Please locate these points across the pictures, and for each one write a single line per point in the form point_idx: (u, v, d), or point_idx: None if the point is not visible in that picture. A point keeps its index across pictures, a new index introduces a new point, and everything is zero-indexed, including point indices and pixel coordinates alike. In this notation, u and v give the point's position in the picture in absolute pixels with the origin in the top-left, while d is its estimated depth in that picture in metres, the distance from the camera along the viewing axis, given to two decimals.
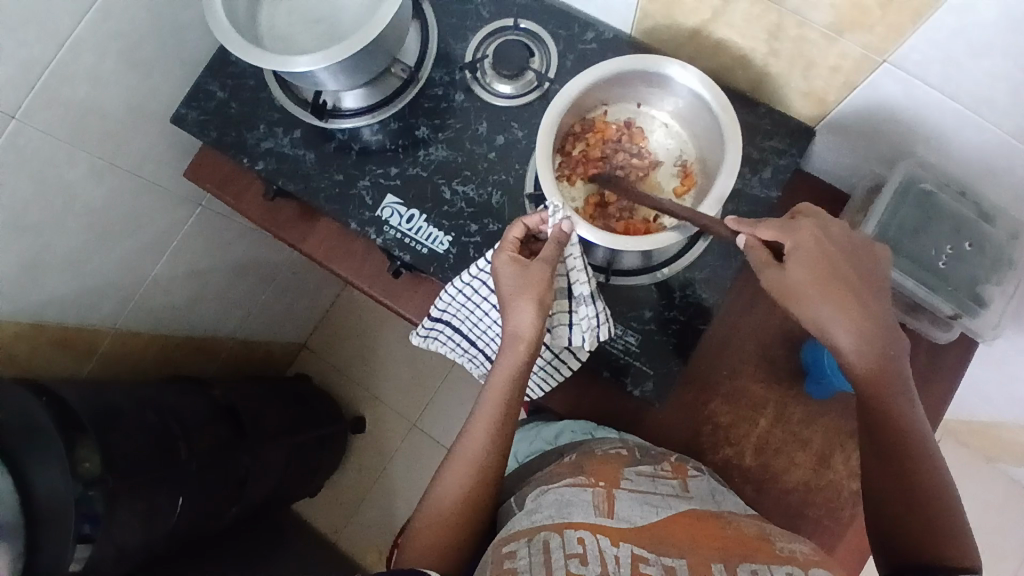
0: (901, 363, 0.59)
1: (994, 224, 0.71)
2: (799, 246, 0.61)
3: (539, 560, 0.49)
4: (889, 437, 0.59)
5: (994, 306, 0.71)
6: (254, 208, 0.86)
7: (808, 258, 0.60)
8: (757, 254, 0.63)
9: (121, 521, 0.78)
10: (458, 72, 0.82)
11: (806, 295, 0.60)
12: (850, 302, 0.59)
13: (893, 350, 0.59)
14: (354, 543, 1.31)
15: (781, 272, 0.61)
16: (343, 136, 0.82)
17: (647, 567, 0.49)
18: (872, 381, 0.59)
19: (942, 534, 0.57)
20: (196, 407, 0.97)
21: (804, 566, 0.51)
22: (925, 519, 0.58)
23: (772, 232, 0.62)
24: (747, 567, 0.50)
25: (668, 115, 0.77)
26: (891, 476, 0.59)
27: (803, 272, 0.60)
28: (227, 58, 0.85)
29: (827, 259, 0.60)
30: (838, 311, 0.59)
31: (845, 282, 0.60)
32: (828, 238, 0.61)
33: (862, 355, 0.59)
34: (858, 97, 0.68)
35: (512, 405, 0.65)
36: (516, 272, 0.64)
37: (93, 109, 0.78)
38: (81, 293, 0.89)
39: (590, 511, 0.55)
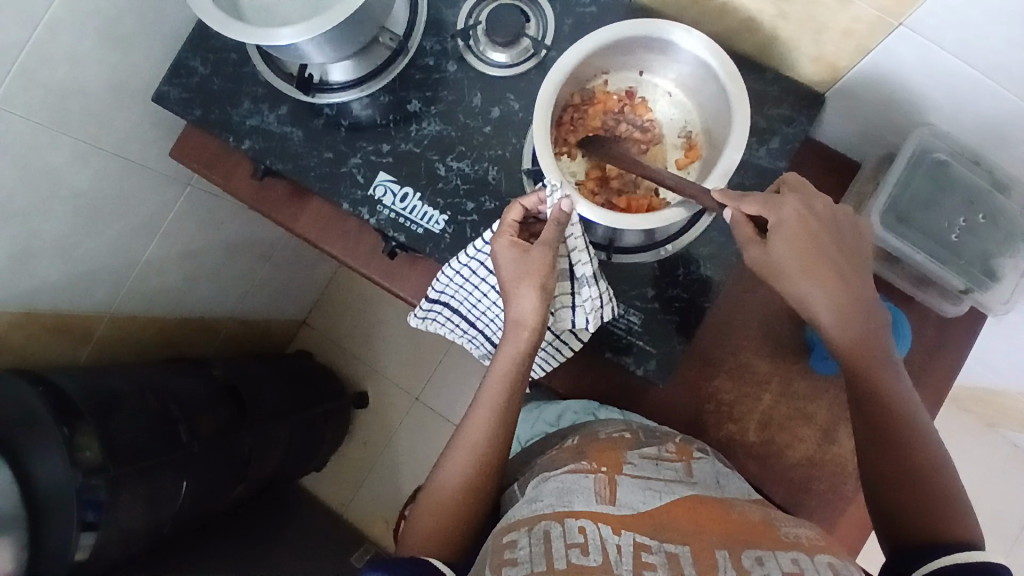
0: (880, 337, 0.59)
1: (1008, 195, 0.69)
2: (781, 222, 0.59)
3: (540, 549, 0.48)
4: (877, 412, 0.58)
5: (1007, 280, 0.69)
6: (242, 188, 0.83)
7: (790, 232, 0.58)
8: (743, 231, 0.61)
9: (125, 506, 0.77)
10: (450, 40, 0.78)
11: (789, 271, 0.59)
12: (831, 275, 0.58)
13: (875, 325, 0.59)
14: (360, 514, 1.32)
15: (765, 250, 0.60)
16: (332, 111, 0.78)
17: (649, 556, 0.48)
18: (854, 356, 0.59)
19: (937, 507, 0.55)
20: (197, 387, 0.97)
21: (809, 552, 0.51)
22: (919, 493, 0.56)
23: (756, 207, 0.59)
24: (751, 553, 0.49)
25: (672, 84, 0.73)
26: (881, 452, 0.58)
27: (784, 247, 0.58)
28: (207, 31, 0.81)
29: (811, 234, 0.58)
30: (819, 286, 0.58)
31: (827, 255, 0.58)
32: (811, 213, 0.59)
33: (844, 330, 0.59)
34: (872, 62, 0.64)
35: (515, 392, 0.64)
36: (516, 256, 0.62)
37: (73, 90, 0.74)
38: (74, 279, 0.86)
39: (591, 498, 0.54)
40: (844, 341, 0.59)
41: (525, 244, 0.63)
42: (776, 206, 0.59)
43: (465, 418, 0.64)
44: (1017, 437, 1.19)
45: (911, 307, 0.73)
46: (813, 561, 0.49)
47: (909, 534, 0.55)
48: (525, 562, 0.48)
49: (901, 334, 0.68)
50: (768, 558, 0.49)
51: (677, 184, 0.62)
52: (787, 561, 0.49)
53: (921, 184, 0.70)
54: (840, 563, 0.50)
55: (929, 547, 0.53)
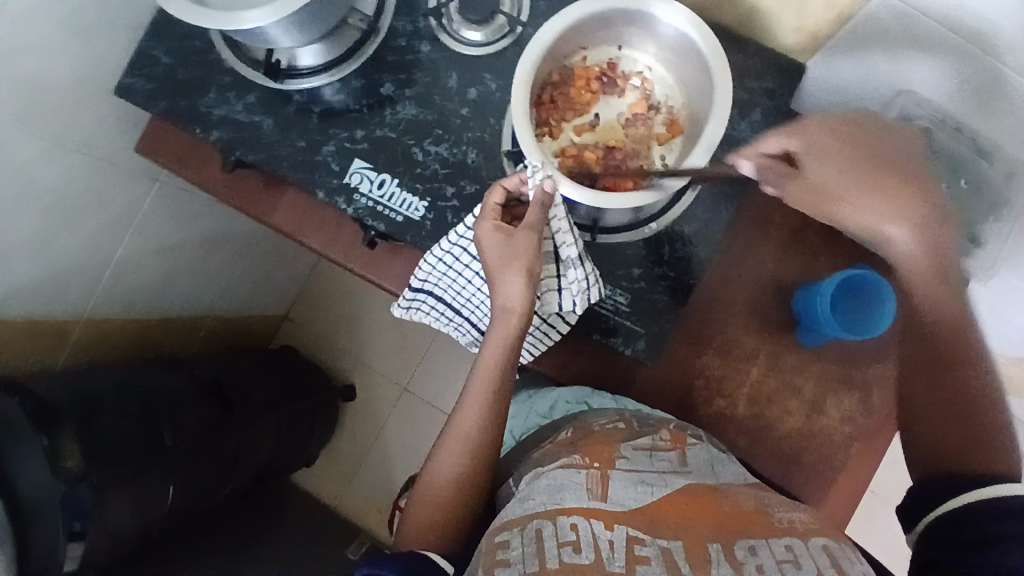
0: (951, 252, 0.56)
1: (991, 163, 0.68)
2: (820, 147, 0.56)
3: (532, 549, 0.47)
4: (943, 337, 0.57)
5: (990, 246, 0.70)
6: (213, 182, 0.80)
7: (828, 154, 0.56)
8: (775, 171, 0.58)
9: (111, 513, 0.76)
10: (422, 20, 0.76)
11: (846, 192, 0.55)
12: (890, 189, 0.55)
13: (946, 240, 0.56)
14: (354, 506, 1.32)
15: (805, 175, 0.57)
16: (303, 97, 0.76)
17: (642, 549, 0.47)
18: (930, 278, 0.56)
19: (978, 437, 0.55)
20: (182, 386, 0.94)
21: (803, 537, 0.50)
22: (967, 422, 0.56)
23: (797, 144, 0.57)
24: (744, 543, 0.49)
25: (652, 59, 0.71)
26: (935, 384, 0.57)
27: (828, 168, 0.55)
28: (170, 19, 0.77)
29: (851, 148, 0.56)
30: (881, 203, 0.55)
31: (881, 172, 0.55)
32: (845, 129, 0.57)
33: (919, 249, 0.55)
34: (853, 27, 0.64)
35: (506, 376, 0.62)
36: (500, 241, 0.60)
37: (32, 85, 0.71)
38: (44, 282, 0.83)
39: (583, 494, 0.53)
40: (917, 261, 0.56)
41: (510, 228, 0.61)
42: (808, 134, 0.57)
43: (456, 406, 0.63)
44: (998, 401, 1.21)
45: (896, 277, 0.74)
46: (807, 547, 0.49)
47: (948, 462, 0.56)
48: (518, 563, 0.46)
49: (882, 317, 0.70)
50: (761, 547, 0.48)
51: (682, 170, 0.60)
52: (781, 548, 0.48)
53: None
54: (836, 545, 0.50)
55: (965, 480, 0.54)
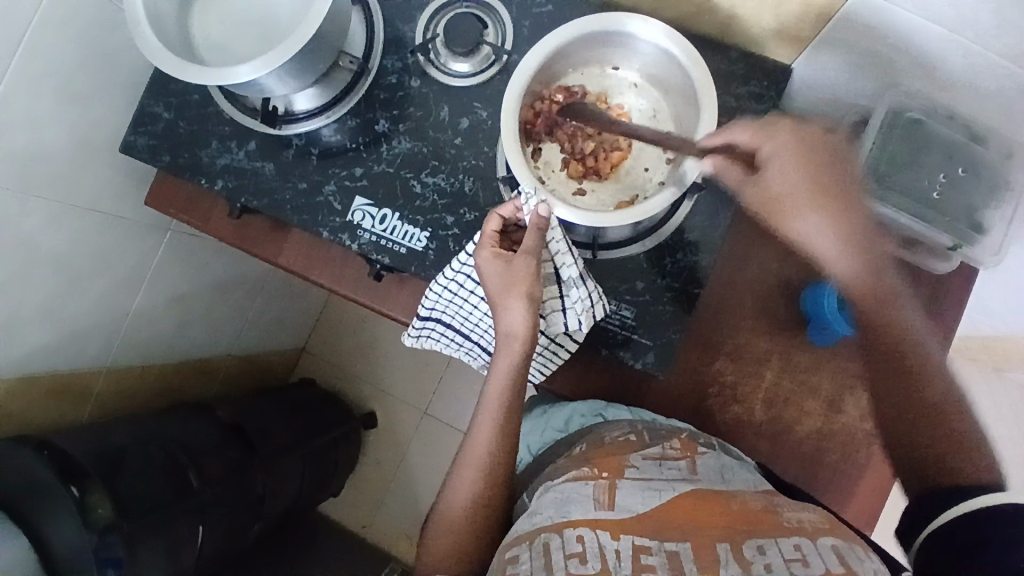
0: (889, 267, 0.58)
1: (987, 146, 0.67)
2: (776, 153, 0.58)
3: (540, 563, 0.49)
4: (893, 346, 0.58)
5: (995, 232, 0.68)
6: (221, 229, 0.83)
7: (784, 161, 0.57)
8: (731, 173, 0.61)
9: (146, 561, 0.77)
10: (410, 56, 0.77)
11: (791, 205, 0.58)
12: (836, 206, 0.57)
13: (882, 263, 0.58)
14: (384, 533, 1.32)
15: (760, 184, 0.59)
16: (301, 141, 0.78)
17: (648, 558, 0.48)
18: (869, 291, 0.58)
19: (959, 443, 0.54)
20: (204, 432, 0.96)
21: (812, 536, 0.48)
22: (937, 429, 0.55)
23: (744, 132, 0.59)
24: (753, 542, 0.48)
25: (638, 76, 0.72)
26: (902, 388, 0.57)
27: (785, 178, 0.57)
28: (166, 76, 0.80)
29: (811, 163, 0.57)
30: (819, 216, 0.57)
31: (830, 192, 0.57)
32: (804, 140, 0.58)
33: (855, 264, 0.57)
34: (832, 29, 0.63)
35: (515, 401, 0.63)
36: (501, 267, 0.61)
37: (39, 153, 0.74)
38: (65, 338, 0.86)
39: (589, 506, 0.53)
40: (857, 279, 0.58)
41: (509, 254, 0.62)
42: (768, 137, 0.58)
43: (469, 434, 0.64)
44: None
45: (903, 269, 0.73)
46: (816, 546, 0.47)
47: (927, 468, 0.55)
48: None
49: None
50: (770, 545, 0.47)
51: (659, 139, 0.62)
52: (789, 546, 0.47)
53: (899, 144, 0.68)
54: (845, 544, 0.48)
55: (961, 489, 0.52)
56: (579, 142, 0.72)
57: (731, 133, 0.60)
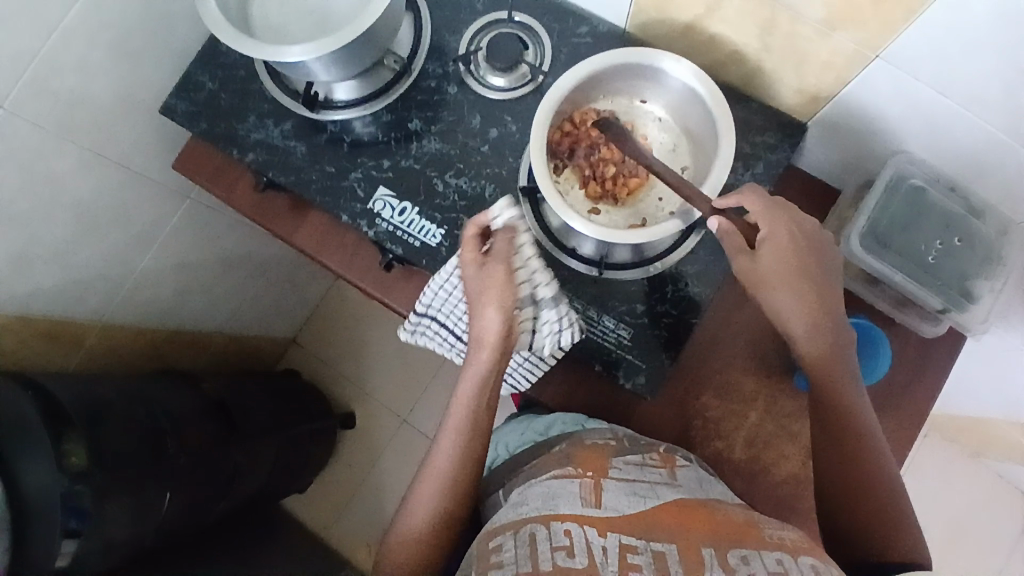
0: (847, 353, 0.62)
1: (983, 220, 0.72)
2: (773, 235, 0.62)
3: (525, 552, 0.49)
4: (842, 426, 0.62)
5: (985, 301, 0.72)
6: (242, 201, 0.85)
7: (778, 248, 0.61)
8: (732, 240, 0.63)
9: (110, 517, 0.77)
10: (451, 65, 0.81)
11: (777, 286, 0.61)
12: (810, 294, 0.61)
13: (841, 345, 0.62)
14: (344, 539, 1.32)
15: (752, 261, 0.62)
16: (335, 128, 0.81)
17: (634, 557, 0.48)
18: (824, 371, 0.62)
19: (889, 528, 0.62)
20: (188, 401, 0.96)
21: (793, 553, 0.50)
22: (870, 506, 0.62)
23: (754, 209, 0.63)
24: (737, 551, 0.49)
25: (662, 110, 0.76)
26: (842, 467, 0.62)
27: (774, 262, 0.61)
28: (217, 49, 0.84)
29: (797, 251, 0.61)
30: (797, 301, 0.61)
31: (810, 277, 0.61)
32: (799, 232, 0.62)
33: (815, 345, 0.62)
34: (848, 93, 0.68)
35: (484, 401, 0.65)
36: (476, 273, 0.65)
37: (84, 99, 0.76)
38: (70, 284, 0.87)
39: (577, 502, 0.54)
40: (820, 361, 0.62)
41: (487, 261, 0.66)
42: (771, 219, 0.62)
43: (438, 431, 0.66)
44: (1003, 468, 1.24)
45: (894, 329, 0.77)
46: (797, 563, 0.49)
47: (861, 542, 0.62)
48: (511, 565, 0.49)
49: (879, 360, 0.72)
50: (754, 557, 0.49)
51: (675, 183, 0.64)
52: (772, 561, 0.48)
53: (900, 209, 0.73)
54: (823, 564, 0.50)
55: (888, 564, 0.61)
56: (602, 166, 0.74)
57: (741, 205, 0.63)
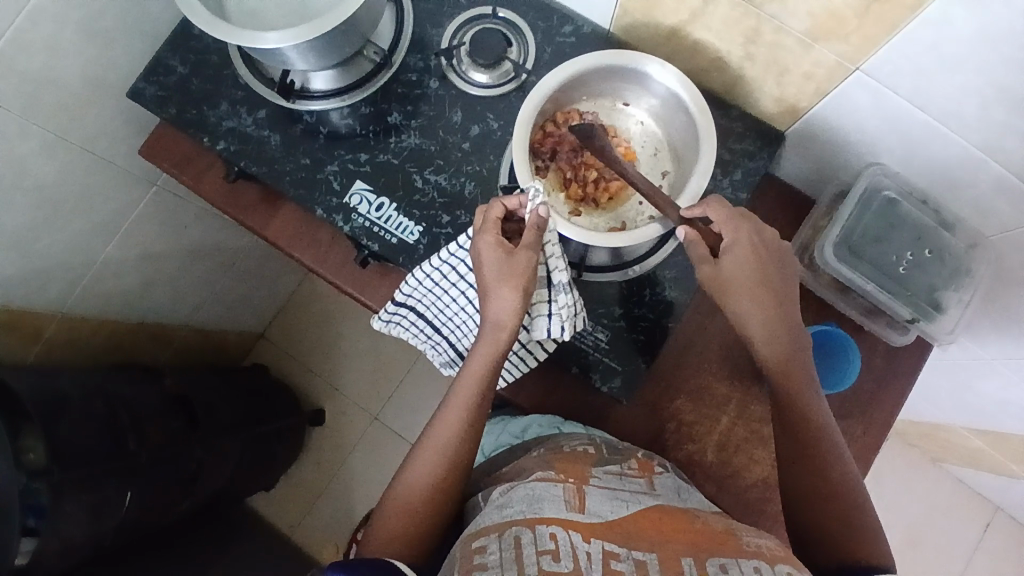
0: (804, 357, 0.63)
1: (954, 233, 0.73)
2: (735, 243, 0.63)
3: (511, 554, 0.48)
4: (802, 431, 0.62)
5: (951, 313, 0.74)
6: (212, 190, 0.82)
7: (740, 253, 0.63)
8: (697, 249, 0.64)
9: (67, 514, 0.74)
10: (433, 59, 0.80)
11: (735, 290, 0.62)
12: (766, 296, 0.62)
13: (798, 349, 0.63)
14: (310, 537, 1.30)
15: (716, 267, 0.63)
16: (311, 118, 0.79)
17: (618, 564, 0.48)
18: (781, 373, 0.63)
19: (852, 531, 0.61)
20: (150, 396, 0.93)
21: (770, 562, 0.51)
22: (832, 511, 0.61)
23: (717, 216, 0.64)
24: (716, 560, 0.50)
25: (645, 114, 0.76)
26: (802, 471, 0.62)
27: (735, 265, 0.63)
28: (190, 32, 0.81)
29: (758, 258, 0.63)
30: (757, 306, 0.62)
31: (770, 284, 0.63)
32: (760, 241, 0.64)
33: (773, 348, 0.63)
34: (828, 105, 0.69)
35: (489, 388, 0.64)
36: (501, 256, 0.62)
37: (49, 81, 0.73)
38: (30, 273, 0.84)
39: (562, 506, 0.54)
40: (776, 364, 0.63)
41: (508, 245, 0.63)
42: (733, 227, 0.63)
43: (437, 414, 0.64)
44: (960, 471, 1.29)
45: (861, 337, 0.78)
46: (774, 571, 0.50)
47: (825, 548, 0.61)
48: (496, 567, 0.48)
49: (849, 368, 0.73)
50: (731, 565, 0.50)
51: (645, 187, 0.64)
52: (750, 570, 0.49)
53: (873, 221, 0.75)
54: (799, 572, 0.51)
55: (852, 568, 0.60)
56: (585, 171, 0.74)
57: (706, 212, 0.64)
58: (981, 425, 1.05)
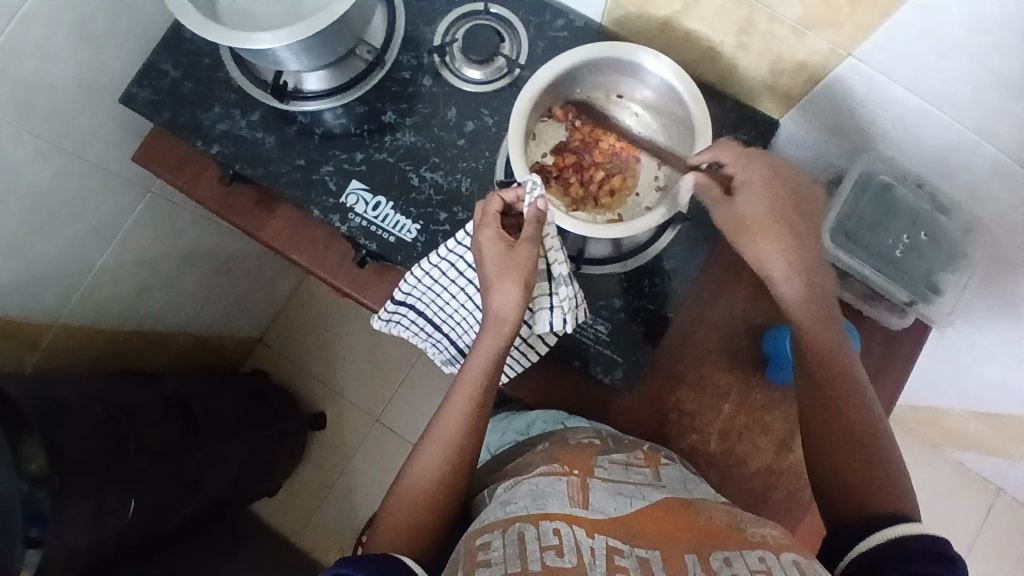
0: (830, 298, 0.63)
1: (950, 217, 0.74)
2: (748, 180, 0.64)
3: (514, 550, 0.48)
4: (825, 372, 0.62)
5: (950, 295, 0.75)
6: (207, 194, 0.82)
7: (754, 191, 0.63)
8: (708, 192, 0.66)
9: (69, 522, 0.73)
10: (427, 56, 0.80)
11: (755, 227, 0.62)
12: (788, 234, 0.62)
13: (822, 286, 0.63)
14: (314, 541, 1.30)
15: (732, 206, 0.64)
16: (305, 119, 0.79)
17: (622, 560, 0.48)
18: (803, 312, 0.62)
19: (875, 475, 0.59)
20: (149, 401, 0.92)
21: (776, 551, 0.51)
22: (854, 455, 0.60)
23: (728, 158, 0.65)
24: (719, 554, 0.50)
25: (640, 106, 0.76)
26: (826, 415, 0.62)
27: (751, 204, 0.63)
28: (181, 36, 0.80)
29: (775, 194, 0.63)
30: (776, 242, 0.62)
31: (790, 221, 0.62)
32: (776, 177, 0.64)
33: (796, 289, 0.62)
34: (822, 91, 0.69)
35: (492, 383, 0.64)
36: (500, 250, 0.62)
37: (40, 87, 0.73)
38: (26, 282, 0.83)
39: (565, 501, 0.54)
40: (800, 299, 0.62)
41: (509, 238, 0.64)
42: (744, 163, 0.64)
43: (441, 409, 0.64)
44: (961, 455, 1.30)
45: (860, 322, 0.78)
46: (779, 561, 0.50)
47: (848, 497, 0.59)
48: (499, 562, 0.47)
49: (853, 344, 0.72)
50: (736, 558, 0.49)
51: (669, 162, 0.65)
52: (755, 560, 0.49)
53: (868, 205, 0.75)
54: (806, 562, 0.51)
55: (872, 515, 0.57)
56: (596, 135, 0.76)
57: (715, 158, 0.66)
58: (979, 407, 1.06)
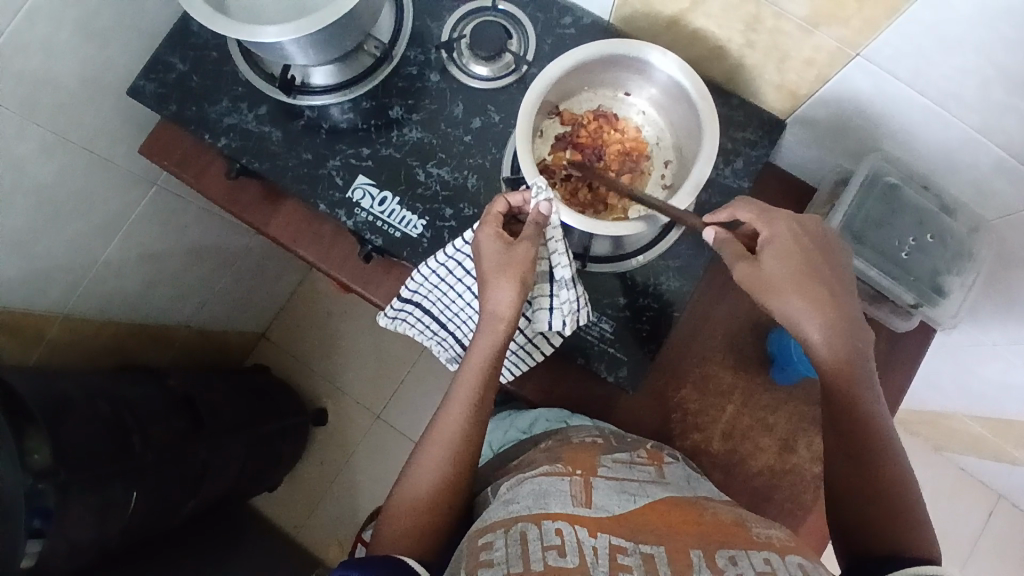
0: (861, 352, 0.60)
1: (956, 218, 0.74)
2: (773, 235, 0.61)
3: (516, 551, 0.48)
4: (853, 423, 0.60)
5: (955, 296, 0.75)
6: (213, 188, 0.82)
7: (781, 245, 0.60)
8: (731, 247, 0.63)
9: (73, 514, 0.73)
10: (433, 52, 0.80)
11: (781, 286, 0.59)
12: (816, 290, 0.59)
13: (856, 340, 0.60)
14: (315, 537, 1.30)
15: (754, 264, 0.61)
16: (312, 113, 0.79)
17: (625, 558, 0.48)
18: (835, 368, 0.59)
19: (900, 520, 0.57)
20: (153, 396, 0.92)
21: (781, 553, 0.51)
22: (880, 501, 0.58)
23: (748, 215, 0.63)
24: (725, 552, 0.50)
25: (646, 103, 0.77)
26: (851, 463, 0.60)
27: (776, 263, 0.60)
28: (188, 29, 0.80)
29: (801, 249, 0.60)
30: (802, 297, 0.59)
31: (814, 273, 0.60)
32: (803, 231, 0.61)
33: (829, 344, 0.59)
34: (829, 91, 0.69)
35: (490, 381, 0.64)
36: (500, 248, 0.62)
37: (49, 80, 0.73)
38: (29, 276, 0.83)
39: (568, 500, 0.54)
40: (829, 352, 0.59)
41: (510, 237, 0.64)
42: (768, 220, 0.62)
43: (439, 410, 0.64)
44: (963, 459, 1.30)
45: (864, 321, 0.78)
46: (785, 562, 0.50)
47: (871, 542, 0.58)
48: (501, 563, 0.47)
49: None
50: (741, 558, 0.49)
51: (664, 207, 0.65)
52: (760, 560, 0.49)
53: (875, 207, 0.75)
54: (810, 564, 0.51)
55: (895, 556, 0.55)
56: (602, 135, 0.76)
57: (734, 215, 0.64)
58: (983, 411, 1.06)
